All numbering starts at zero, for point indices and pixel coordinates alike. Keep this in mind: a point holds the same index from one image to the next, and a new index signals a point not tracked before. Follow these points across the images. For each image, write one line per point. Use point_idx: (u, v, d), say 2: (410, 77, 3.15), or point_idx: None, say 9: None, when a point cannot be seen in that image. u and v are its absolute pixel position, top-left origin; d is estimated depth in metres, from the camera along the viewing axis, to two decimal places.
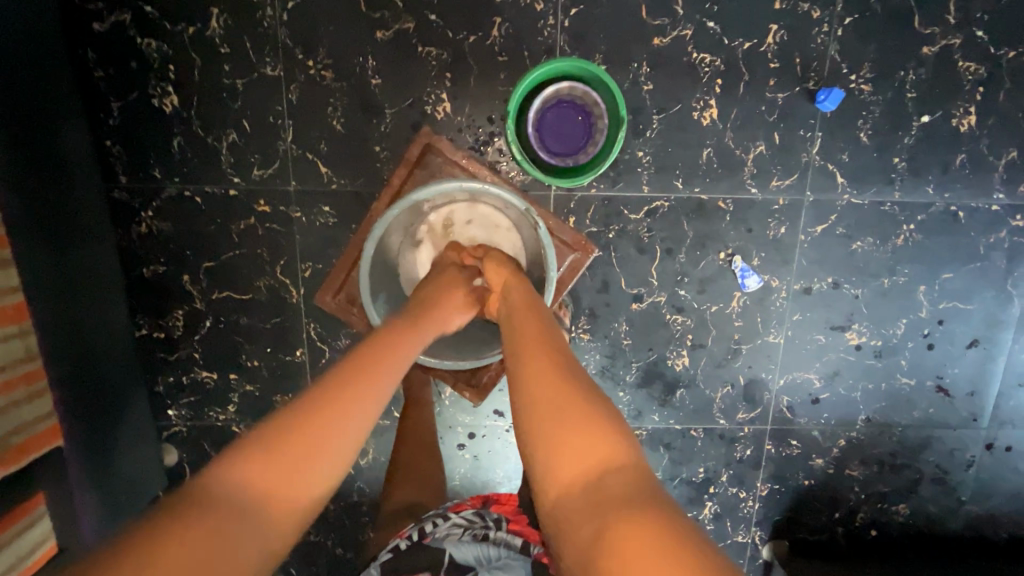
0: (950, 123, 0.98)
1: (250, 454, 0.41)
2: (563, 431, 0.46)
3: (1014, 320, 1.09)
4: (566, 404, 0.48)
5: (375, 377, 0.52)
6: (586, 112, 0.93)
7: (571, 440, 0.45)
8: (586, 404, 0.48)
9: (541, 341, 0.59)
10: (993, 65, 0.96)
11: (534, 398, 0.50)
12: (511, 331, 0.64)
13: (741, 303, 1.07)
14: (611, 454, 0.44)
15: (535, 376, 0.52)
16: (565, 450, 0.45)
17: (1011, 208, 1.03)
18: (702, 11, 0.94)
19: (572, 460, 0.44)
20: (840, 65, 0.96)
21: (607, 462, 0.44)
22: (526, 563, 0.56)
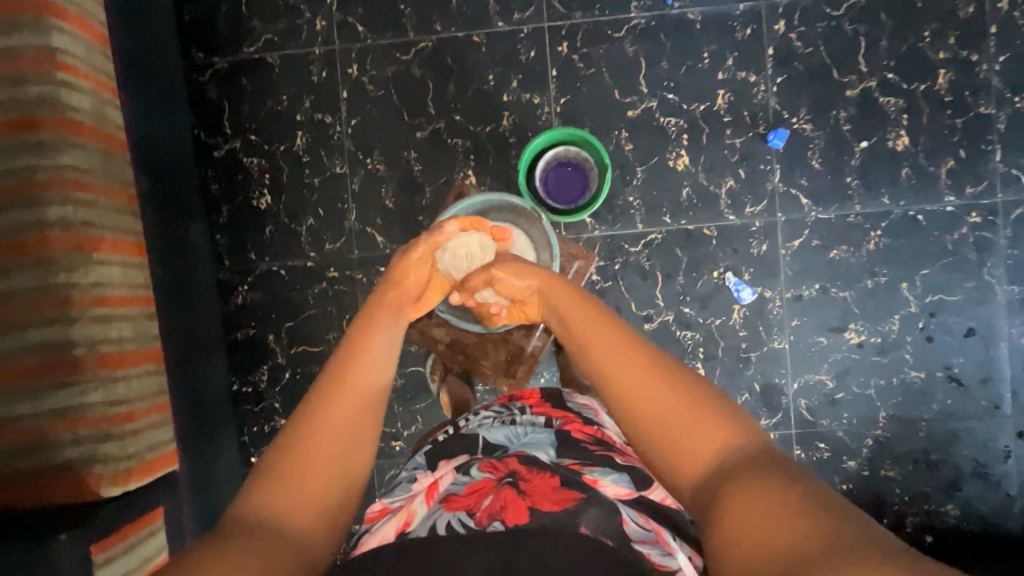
0: (887, 145, 1.18)
1: (261, 489, 0.53)
2: (674, 425, 0.56)
3: (1002, 306, 1.18)
4: (665, 397, 0.57)
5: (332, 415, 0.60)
6: (588, 186, 1.17)
7: (682, 431, 0.55)
8: (689, 397, 0.57)
9: (611, 335, 0.66)
10: (910, 97, 1.18)
11: (637, 408, 0.58)
12: (570, 330, 0.71)
13: (742, 315, 1.21)
14: (721, 436, 0.54)
15: (621, 373, 0.61)
16: (683, 447, 0.55)
17: (964, 208, 1.18)
18: (662, 87, 1.21)
19: (691, 452, 0.54)
20: (781, 112, 1.19)
21: (725, 446, 0.53)
22: (550, 432, 0.69)
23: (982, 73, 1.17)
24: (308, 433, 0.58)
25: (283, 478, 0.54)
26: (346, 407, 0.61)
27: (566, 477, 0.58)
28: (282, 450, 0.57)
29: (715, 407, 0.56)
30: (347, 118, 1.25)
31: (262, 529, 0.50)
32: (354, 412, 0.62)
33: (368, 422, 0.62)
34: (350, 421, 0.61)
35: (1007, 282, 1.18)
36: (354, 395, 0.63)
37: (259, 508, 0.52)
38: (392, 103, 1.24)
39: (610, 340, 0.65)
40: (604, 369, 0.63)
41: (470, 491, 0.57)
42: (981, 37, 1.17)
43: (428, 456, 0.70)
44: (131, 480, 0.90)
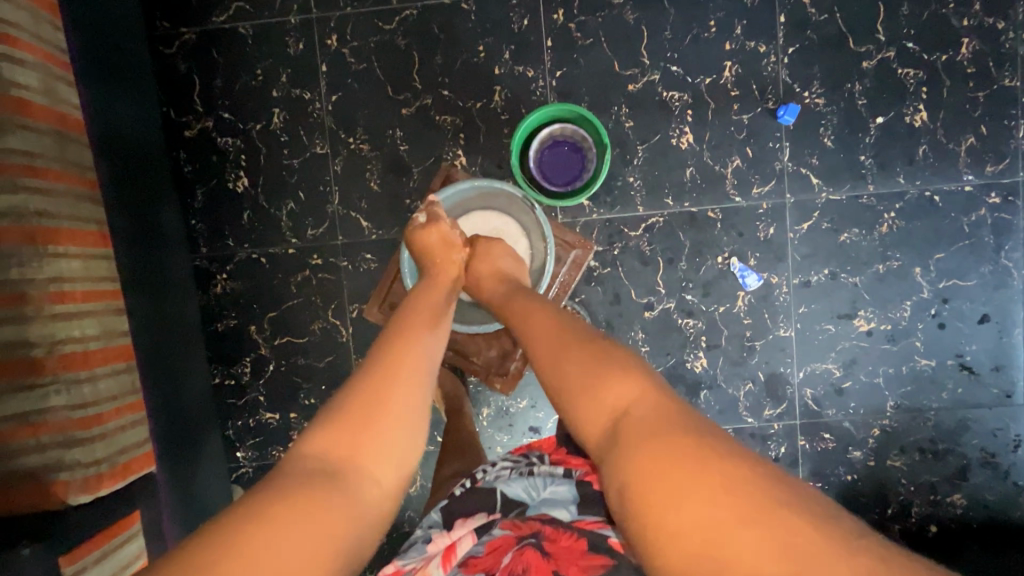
0: (904, 121, 1.11)
1: (327, 435, 0.57)
2: (589, 392, 0.57)
3: (1018, 291, 1.13)
4: (586, 367, 0.59)
5: (398, 378, 0.63)
6: (578, 176, 1.10)
7: (598, 395, 0.56)
8: (600, 360, 0.60)
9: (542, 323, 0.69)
10: (930, 68, 1.10)
11: (559, 375, 0.61)
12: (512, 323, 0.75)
13: (747, 302, 1.15)
14: (633, 399, 0.54)
15: (548, 353, 0.64)
16: (597, 412, 0.56)
17: (983, 187, 1.11)
18: (665, 58, 1.12)
19: (603, 415, 0.55)
20: (793, 86, 1.12)
21: (635, 405, 0.54)
22: (572, 486, 0.63)
23: (1008, 40, 1.09)
24: (373, 392, 0.61)
25: (347, 431, 0.58)
26: (409, 365, 0.66)
27: (593, 540, 0.53)
28: (347, 403, 0.60)
29: (632, 372, 0.57)
30: (327, 94, 1.16)
31: (327, 479, 0.54)
32: (416, 378, 0.65)
33: (425, 382, 0.66)
34: (411, 390, 0.64)
35: None
36: (413, 363, 0.66)
37: (325, 456, 0.56)
38: (375, 77, 1.15)
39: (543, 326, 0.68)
40: (531, 351, 0.67)
41: (490, 550, 0.54)
42: (1009, 2, 1.09)
43: (443, 514, 0.65)
44: (103, 484, 0.85)
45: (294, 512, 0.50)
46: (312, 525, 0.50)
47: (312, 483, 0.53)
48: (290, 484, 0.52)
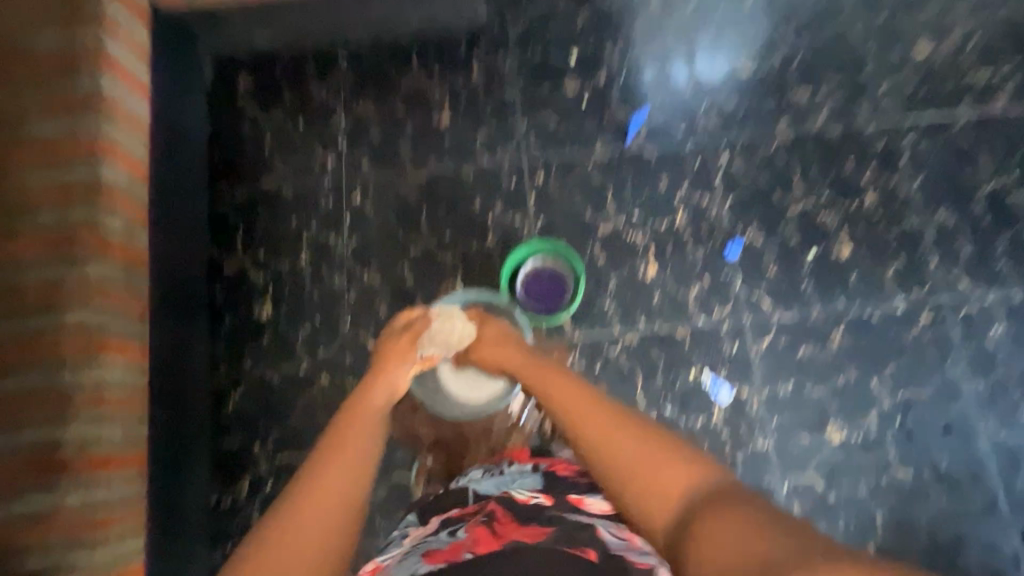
0: (833, 254, 1.32)
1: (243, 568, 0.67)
2: (646, 474, 0.71)
3: (972, 400, 1.22)
4: (643, 451, 0.74)
5: (314, 502, 0.76)
6: (546, 312, 1.28)
7: (654, 477, 0.71)
8: (652, 446, 0.75)
9: (596, 409, 0.84)
10: (845, 214, 1.34)
11: (613, 458, 0.76)
12: (562, 409, 0.88)
13: (722, 413, 1.24)
14: (687, 480, 0.69)
15: (604, 438, 0.78)
16: (658, 491, 0.70)
17: (914, 307, 1.28)
18: (627, 208, 1.37)
19: (664, 495, 0.69)
20: (735, 227, 1.35)
21: (689, 489, 0.68)
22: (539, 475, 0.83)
23: (903, 193, 1.35)
24: (286, 520, 0.73)
25: (263, 559, 0.68)
26: (351, 453, 0.84)
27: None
28: (260, 537, 0.71)
29: (683, 458, 0.73)
30: (349, 238, 1.39)
31: None
32: (334, 497, 0.77)
33: (340, 499, 0.78)
34: (327, 509, 0.75)
35: (971, 377, 1.24)
36: (330, 481, 0.79)
37: None
38: (390, 225, 1.39)
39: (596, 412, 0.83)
40: (587, 433, 0.81)
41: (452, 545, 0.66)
42: (896, 164, 1.37)
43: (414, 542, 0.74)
44: None
45: (251, 570, 0.66)
46: None
47: None
48: None
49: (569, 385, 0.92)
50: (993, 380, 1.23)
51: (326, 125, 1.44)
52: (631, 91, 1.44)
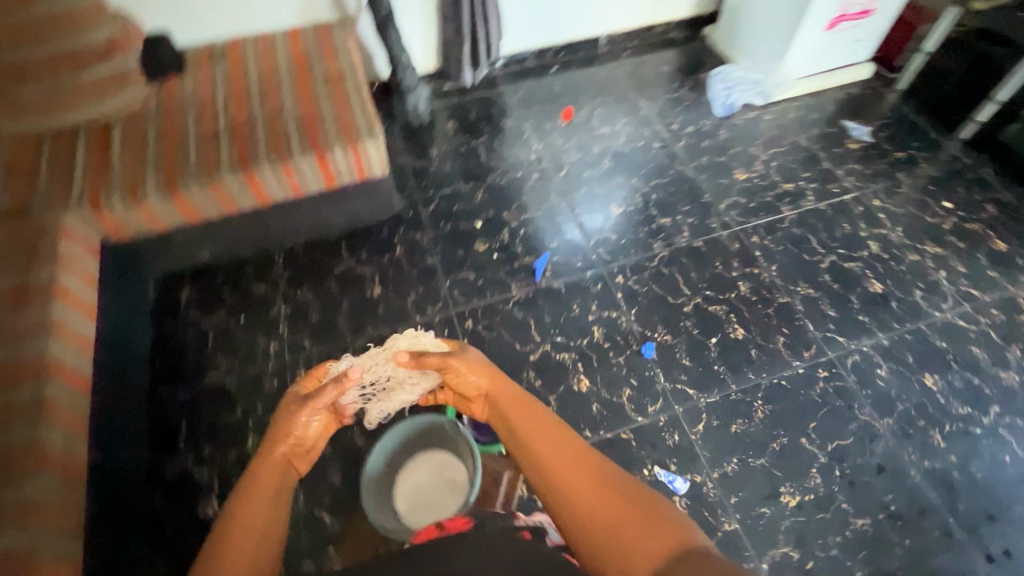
0: (731, 336, 1.52)
1: None
2: (614, 536, 0.65)
3: (890, 437, 1.35)
4: (611, 507, 0.68)
5: None
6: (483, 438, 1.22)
7: (621, 538, 0.64)
8: (624, 504, 0.68)
9: (558, 441, 0.77)
10: (728, 302, 1.59)
11: (581, 508, 0.69)
12: (521, 437, 0.80)
13: (684, 504, 1.27)
14: (658, 543, 0.62)
15: (568, 482, 0.72)
16: (626, 554, 0.62)
17: (811, 367, 1.47)
18: (551, 333, 1.55)
19: (630, 556, 0.62)
20: (645, 331, 1.54)
21: (660, 551, 0.61)
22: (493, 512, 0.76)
23: (768, 278, 1.64)
24: None
25: None
26: (255, 525, 0.68)
27: None
28: None
29: (658, 518, 0.65)
30: None
31: None
32: None
33: None
34: None
35: (880, 416, 1.38)
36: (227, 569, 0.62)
37: None
38: None
39: (560, 448, 0.76)
40: (550, 473, 0.74)
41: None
42: (753, 257, 1.69)
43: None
44: None
45: None
46: None
47: None
48: None
49: (539, 424, 0.81)
50: (898, 415, 1.39)
51: (268, 316, 1.58)
52: (532, 242, 1.73)
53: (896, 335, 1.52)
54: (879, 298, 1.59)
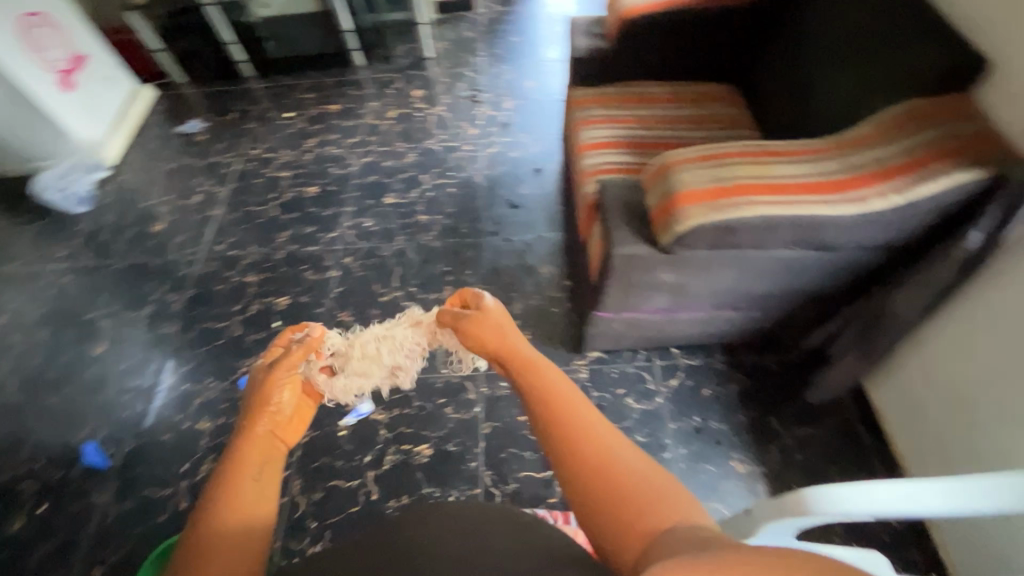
0: (282, 309, 1.68)
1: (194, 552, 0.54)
2: (602, 468, 0.61)
3: (409, 245, 1.80)
4: (605, 439, 0.64)
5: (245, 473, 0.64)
6: None
7: (614, 474, 0.60)
8: (617, 439, 0.64)
9: (553, 380, 0.75)
10: (256, 297, 1.71)
11: (572, 437, 0.65)
12: (525, 377, 0.77)
13: (379, 411, 1.45)
14: (648, 479, 0.59)
15: (563, 413, 0.68)
16: (606, 497, 0.58)
17: (339, 266, 1.76)
18: (176, 471, 1.40)
19: (617, 489, 0.59)
20: (234, 376, 1.55)
21: (652, 487, 0.58)
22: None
23: (259, 255, 1.81)
24: (218, 504, 0.59)
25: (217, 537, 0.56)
26: (262, 454, 0.68)
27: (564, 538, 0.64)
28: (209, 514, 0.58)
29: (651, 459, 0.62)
30: None
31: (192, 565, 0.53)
32: (262, 480, 0.64)
33: (270, 485, 0.65)
34: (254, 488, 0.62)
35: (394, 243, 1.81)
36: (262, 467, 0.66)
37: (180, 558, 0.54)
38: None
39: (557, 383, 0.74)
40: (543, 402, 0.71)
41: None
42: (234, 257, 1.81)
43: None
44: None
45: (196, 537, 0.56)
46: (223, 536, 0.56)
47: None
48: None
49: (551, 380, 0.74)
50: (398, 231, 1.84)
51: None
52: (68, 453, 1.45)
53: (351, 201, 1.94)
54: (321, 195, 1.96)
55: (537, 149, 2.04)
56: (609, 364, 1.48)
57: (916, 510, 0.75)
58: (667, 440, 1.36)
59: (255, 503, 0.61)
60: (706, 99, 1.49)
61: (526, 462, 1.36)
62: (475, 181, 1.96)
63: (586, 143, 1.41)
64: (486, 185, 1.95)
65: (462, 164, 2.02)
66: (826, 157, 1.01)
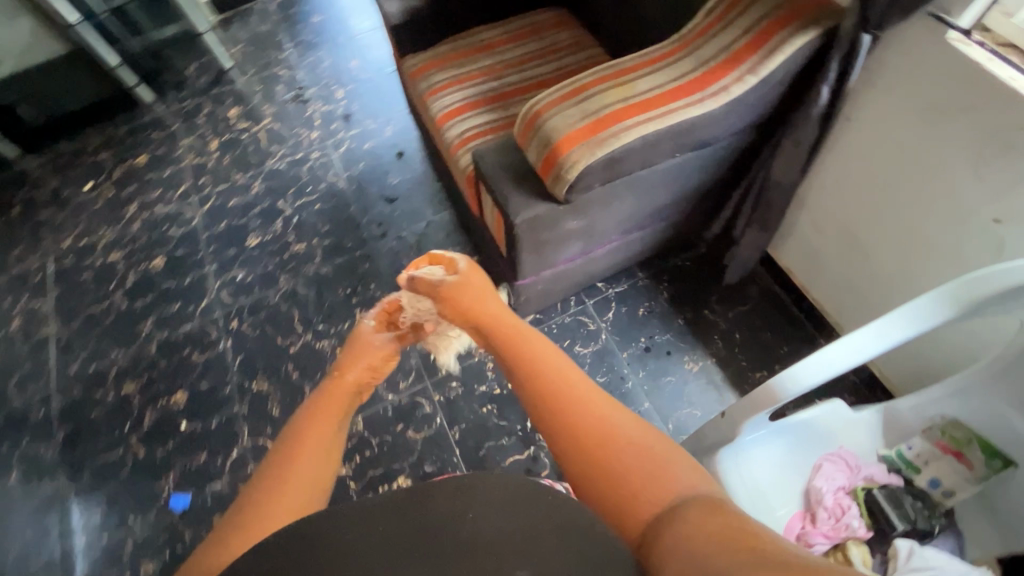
0: (183, 405, 1.45)
1: (254, 496, 0.51)
2: (608, 446, 0.53)
3: (297, 281, 1.62)
4: (604, 416, 0.55)
5: (317, 428, 0.60)
6: None
7: (621, 458, 0.52)
8: (617, 416, 0.56)
9: (537, 345, 0.64)
10: (144, 405, 1.46)
11: (573, 414, 0.55)
12: (508, 346, 0.66)
13: (339, 466, 1.33)
14: (661, 464, 0.52)
15: (557, 381, 0.59)
16: (616, 482, 0.51)
17: (227, 334, 1.55)
18: None
19: (623, 475, 0.51)
20: (159, 501, 1.34)
21: (667, 473, 0.51)
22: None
23: (126, 359, 1.53)
24: (290, 452, 0.56)
25: (280, 482, 0.52)
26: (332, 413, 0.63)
27: None
28: (275, 460, 0.55)
29: (654, 439, 0.54)
30: None
31: (264, 495, 0.51)
32: (328, 438, 0.59)
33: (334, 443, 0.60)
34: (318, 444, 0.57)
35: (279, 284, 1.62)
36: (332, 420, 0.62)
37: (242, 499, 0.52)
38: None
39: (547, 351, 0.63)
40: (530, 370, 0.61)
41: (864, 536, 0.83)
42: (96, 372, 1.52)
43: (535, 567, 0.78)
44: None
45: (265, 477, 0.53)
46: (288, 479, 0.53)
47: (248, 516, 0.49)
48: (234, 515, 0.50)
49: (537, 347, 0.64)
50: (278, 270, 1.64)
51: None
52: None
53: (209, 257, 1.69)
54: (170, 263, 1.69)
55: (389, 131, 1.89)
56: (547, 321, 1.47)
57: (858, 358, 0.81)
58: (624, 370, 1.39)
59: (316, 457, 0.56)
60: (548, 28, 1.42)
61: (506, 449, 1.33)
62: (338, 187, 1.78)
63: (441, 115, 1.31)
64: (352, 188, 1.78)
65: (317, 174, 1.82)
66: (685, 56, 1.01)
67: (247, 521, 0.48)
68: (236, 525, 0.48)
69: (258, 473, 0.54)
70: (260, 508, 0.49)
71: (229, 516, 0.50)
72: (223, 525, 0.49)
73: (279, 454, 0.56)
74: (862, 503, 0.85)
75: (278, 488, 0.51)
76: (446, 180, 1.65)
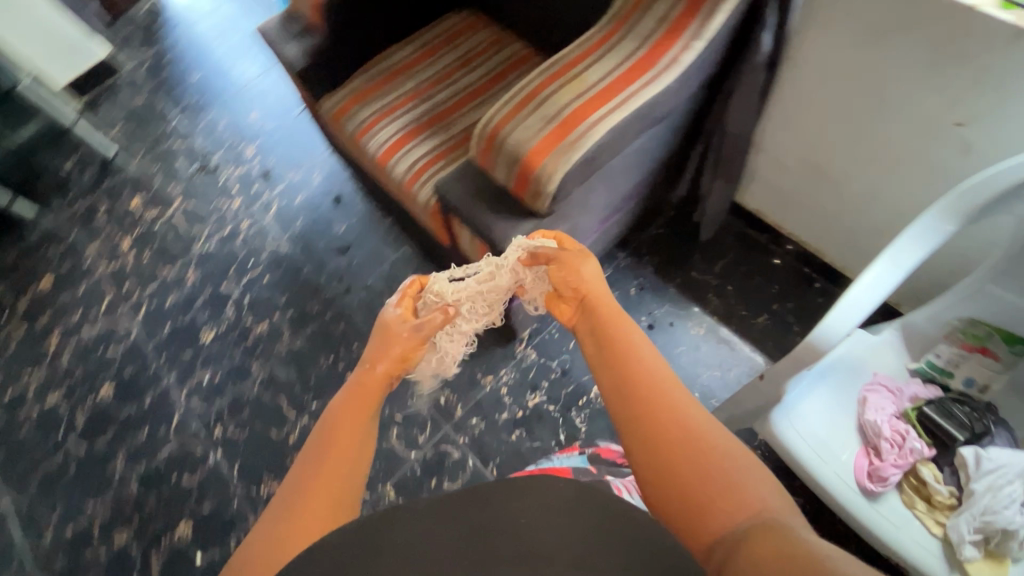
0: (190, 536, 1.31)
1: (282, 513, 0.54)
2: (695, 456, 0.55)
3: (272, 364, 1.49)
4: (697, 430, 0.57)
5: (346, 438, 0.61)
6: None
7: (704, 469, 0.54)
8: (710, 433, 0.57)
9: (646, 357, 0.66)
10: (145, 551, 1.31)
11: (668, 424, 0.58)
12: (618, 352, 0.67)
13: None
14: (745, 487, 0.52)
15: (660, 391, 0.61)
16: (693, 491, 0.53)
17: (214, 444, 1.40)
18: None
19: (707, 486, 0.53)
20: None
21: (748, 494, 0.52)
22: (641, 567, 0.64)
23: (107, 510, 1.36)
24: (314, 468, 0.57)
25: (309, 499, 0.54)
26: (357, 422, 0.63)
27: None
28: (307, 470, 0.58)
29: (738, 459, 0.55)
30: None
31: (290, 507, 0.54)
32: (354, 450, 0.60)
33: (360, 451, 0.61)
34: (346, 459, 0.59)
35: (253, 374, 1.48)
36: (358, 426, 0.63)
37: (272, 509, 0.55)
38: None
39: (654, 363, 0.65)
40: (633, 375, 0.63)
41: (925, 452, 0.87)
42: (75, 533, 1.34)
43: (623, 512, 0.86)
44: None
45: (291, 489, 0.56)
46: (317, 496, 0.55)
47: (283, 527, 0.52)
48: (265, 525, 0.54)
49: (647, 358, 0.65)
50: (247, 359, 1.50)
51: None
52: None
53: (165, 368, 1.52)
54: (122, 387, 1.50)
55: (317, 178, 1.75)
56: (545, 329, 1.43)
57: (884, 291, 0.81)
58: None
59: (341, 473, 0.57)
60: (462, 32, 1.35)
61: None
62: (282, 252, 1.64)
63: (381, 153, 1.22)
64: (297, 249, 1.64)
65: (254, 244, 1.67)
66: (623, 35, 0.97)
67: (282, 533, 0.52)
68: (269, 538, 0.52)
69: (287, 481, 0.57)
70: (292, 522, 0.52)
71: (263, 522, 0.54)
72: (256, 533, 0.53)
73: (308, 461, 0.59)
74: (916, 423, 0.89)
75: (308, 503, 0.54)
76: (397, 214, 1.56)
